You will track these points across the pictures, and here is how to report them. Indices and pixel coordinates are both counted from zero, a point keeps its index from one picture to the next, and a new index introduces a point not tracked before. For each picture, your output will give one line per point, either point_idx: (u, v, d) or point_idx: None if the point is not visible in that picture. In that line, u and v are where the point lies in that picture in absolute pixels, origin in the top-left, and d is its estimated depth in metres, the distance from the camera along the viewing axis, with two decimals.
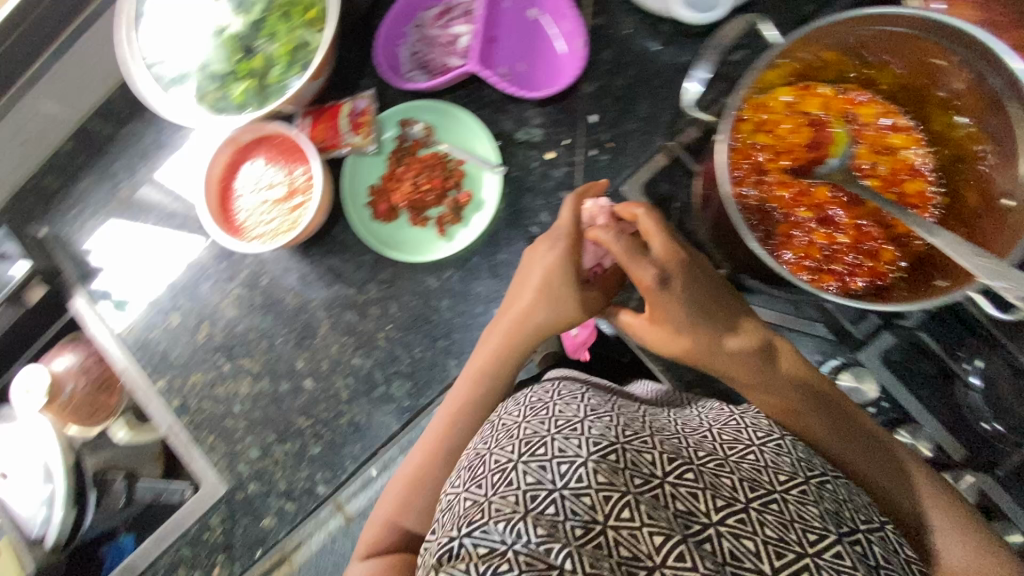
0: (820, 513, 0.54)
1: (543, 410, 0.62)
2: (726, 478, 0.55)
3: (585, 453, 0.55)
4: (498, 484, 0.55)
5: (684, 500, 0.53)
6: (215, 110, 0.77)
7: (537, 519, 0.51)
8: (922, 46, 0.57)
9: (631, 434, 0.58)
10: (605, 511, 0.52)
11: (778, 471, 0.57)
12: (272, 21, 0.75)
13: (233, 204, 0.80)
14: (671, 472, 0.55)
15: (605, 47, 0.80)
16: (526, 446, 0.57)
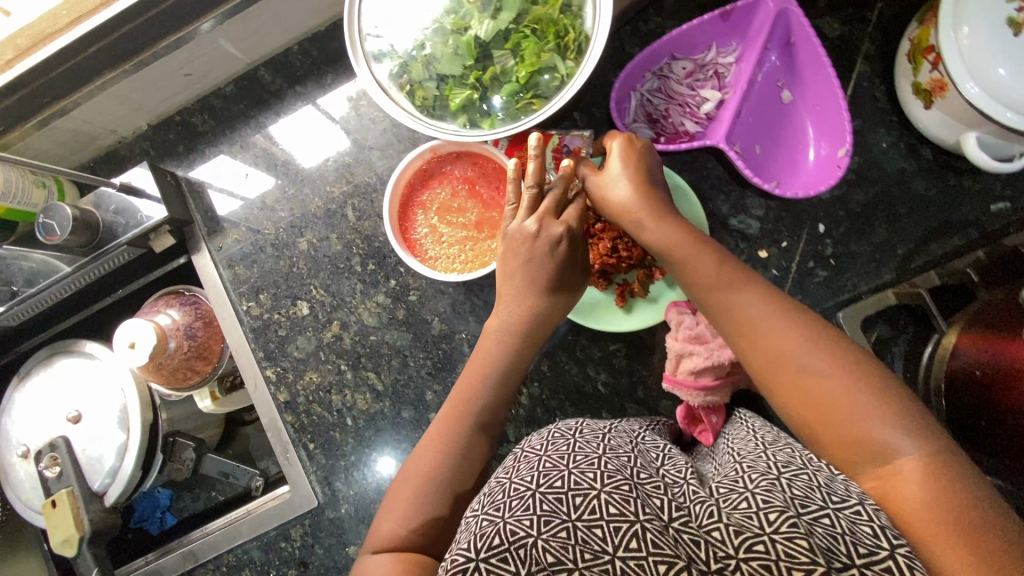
0: (813, 550, 0.44)
1: (565, 443, 0.59)
2: (716, 529, 0.48)
3: (596, 484, 0.52)
4: (515, 508, 0.51)
5: (685, 545, 0.48)
6: (423, 110, 0.70)
7: (545, 544, 0.48)
8: None
9: (644, 477, 0.55)
10: (615, 543, 0.48)
11: (767, 508, 0.48)
12: (522, 35, 0.66)
13: (412, 215, 0.73)
14: (675, 517, 0.50)
15: (853, 155, 0.73)
16: (545, 476, 0.54)
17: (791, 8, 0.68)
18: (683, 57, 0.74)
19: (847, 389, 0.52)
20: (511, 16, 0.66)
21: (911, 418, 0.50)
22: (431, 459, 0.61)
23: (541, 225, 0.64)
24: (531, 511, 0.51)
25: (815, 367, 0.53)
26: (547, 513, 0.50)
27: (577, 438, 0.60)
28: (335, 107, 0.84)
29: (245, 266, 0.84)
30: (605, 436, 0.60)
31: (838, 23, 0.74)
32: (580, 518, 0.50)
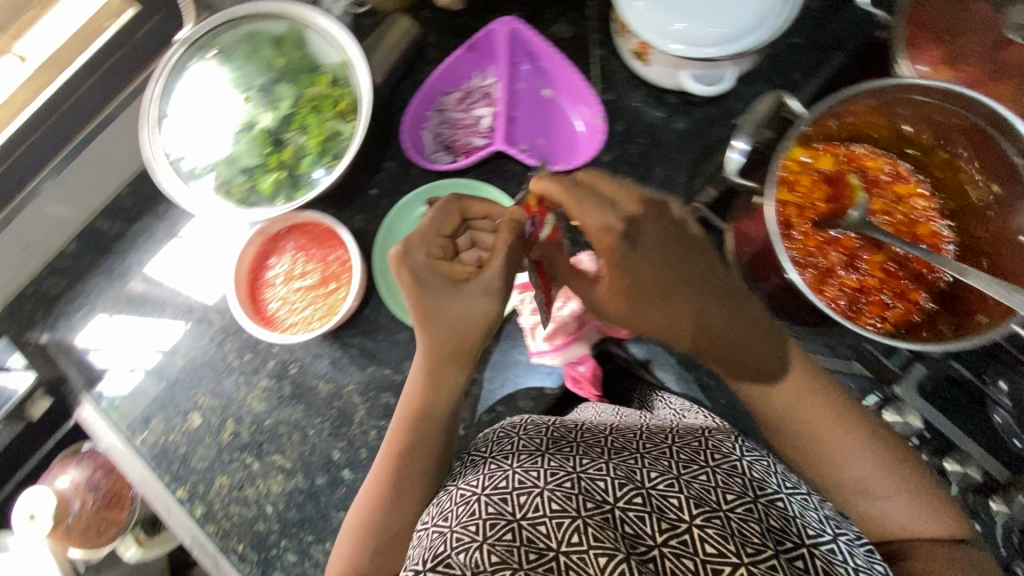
0: (759, 530, 0.55)
1: (507, 443, 0.67)
2: (675, 498, 0.58)
3: (541, 482, 0.60)
4: (461, 515, 0.58)
5: (632, 524, 0.56)
6: (242, 204, 0.77)
7: (490, 547, 0.54)
8: (930, 109, 0.62)
9: (587, 462, 0.62)
10: (558, 537, 0.55)
11: (727, 490, 0.59)
12: (302, 115, 0.77)
13: (263, 295, 0.79)
14: (621, 497, 0.58)
15: (617, 120, 0.86)
16: (490, 480, 0.61)
17: (518, 27, 0.82)
18: (452, 90, 0.86)
19: (872, 464, 0.62)
20: (289, 103, 0.78)
21: (909, 488, 0.61)
22: (375, 484, 0.67)
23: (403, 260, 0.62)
24: (476, 517, 0.57)
25: (852, 459, 0.62)
26: (493, 516, 0.57)
27: (517, 436, 0.67)
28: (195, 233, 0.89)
29: (142, 408, 0.85)
30: (546, 429, 0.68)
31: (567, 26, 0.89)
32: (523, 517, 0.57)
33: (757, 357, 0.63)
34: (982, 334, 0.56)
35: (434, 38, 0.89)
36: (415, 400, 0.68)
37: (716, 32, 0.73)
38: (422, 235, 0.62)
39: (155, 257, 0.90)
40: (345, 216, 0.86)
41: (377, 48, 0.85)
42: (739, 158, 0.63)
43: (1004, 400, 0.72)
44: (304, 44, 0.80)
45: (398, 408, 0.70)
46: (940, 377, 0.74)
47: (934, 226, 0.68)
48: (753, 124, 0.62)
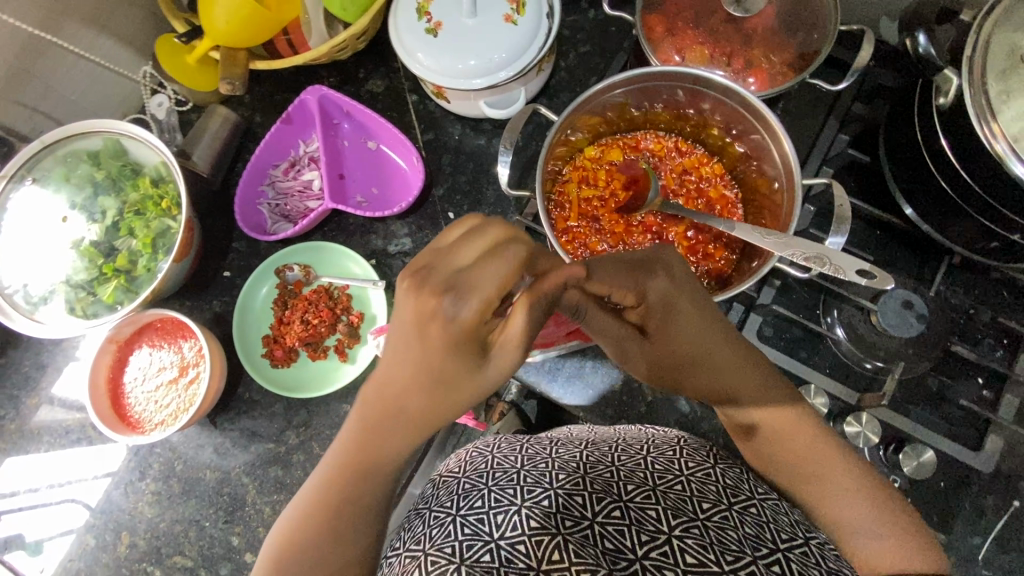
0: (740, 536, 0.51)
1: (482, 462, 0.60)
2: (652, 509, 0.53)
3: (518, 499, 0.54)
4: (435, 537, 0.53)
5: (611, 539, 0.51)
6: (88, 316, 0.79)
7: (468, 569, 0.49)
8: (672, 91, 0.68)
9: (563, 477, 0.56)
10: (538, 556, 0.49)
11: (702, 498, 0.55)
12: (128, 220, 0.80)
13: (127, 400, 0.80)
14: (599, 511, 0.53)
15: (442, 154, 0.91)
16: (464, 499, 0.56)
17: (325, 92, 0.86)
18: (279, 162, 0.90)
19: (866, 502, 0.54)
20: (114, 213, 0.81)
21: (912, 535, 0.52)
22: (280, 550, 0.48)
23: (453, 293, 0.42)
24: (451, 538, 0.52)
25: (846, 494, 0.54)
26: (470, 537, 0.52)
27: (494, 454, 0.61)
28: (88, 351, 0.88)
29: (31, 549, 0.81)
30: (519, 449, 0.61)
31: (379, 80, 0.94)
32: (501, 536, 0.51)
33: (752, 382, 0.58)
34: (757, 274, 0.61)
35: (258, 118, 0.94)
36: (364, 454, 0.48)
37: (500, 58, 0.78)
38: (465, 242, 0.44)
39: (60, 378, 0.88)
40: (203, 303, 0.88)
41: (198, 139, 0.88)
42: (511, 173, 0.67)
43: (836, 330, 0.77)
44: (124, 152, 0.82)
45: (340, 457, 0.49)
46: (775, 321, 0.79)
47: (723, 187, 0.76)
48: (514, 139, 0.67)
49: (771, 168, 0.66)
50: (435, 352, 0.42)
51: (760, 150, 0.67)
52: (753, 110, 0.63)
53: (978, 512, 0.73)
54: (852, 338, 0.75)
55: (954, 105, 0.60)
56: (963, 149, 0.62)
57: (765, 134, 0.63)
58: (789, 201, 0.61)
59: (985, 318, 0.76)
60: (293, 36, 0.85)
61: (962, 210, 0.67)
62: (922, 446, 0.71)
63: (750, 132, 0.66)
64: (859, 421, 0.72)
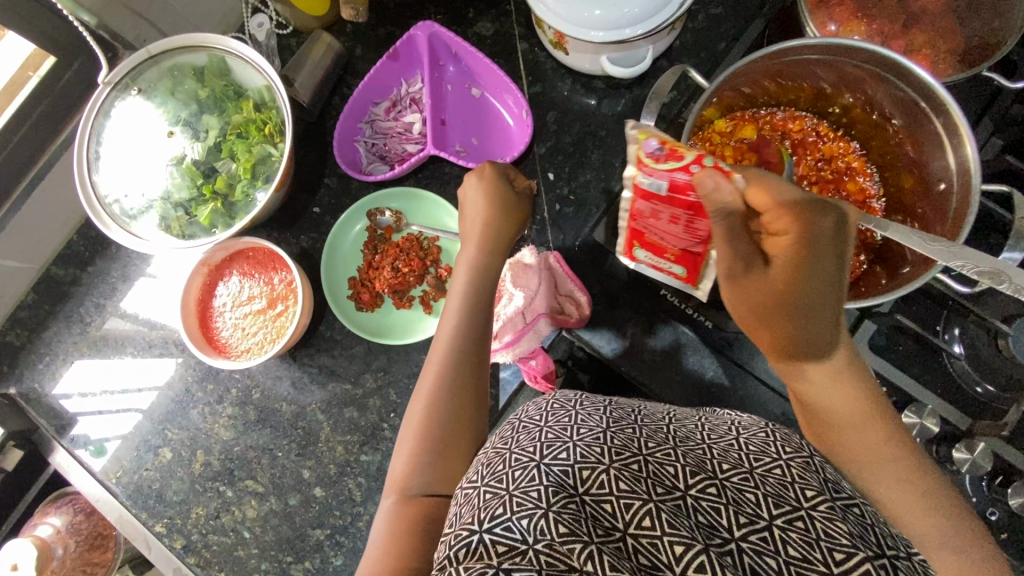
0: (849, 530, 0.45)
1: (564, 414, 0.54)
2: (751, 491, 0.47)
3: (605, 460, 0.48)
4: (517, 479, 0.47)
5: (706, 514, 0.46)
6: (185, 236, 0.79)
7: (557, 516, 0.44)
8: (835, 66, 0.62)
9: (653, 443, 0.51)
10: (625, 519, 0.45)
11: (807, 486, 0.48)
12: (230, 142, 0.78)
13: (214, 325, 0.80)
14: (694, 484, 0.47)
15: (549, 111, 0.87)
16: (548, 447, 0.49)
17: (436, 30, 0.82)
18: (381, 99, 0.86)
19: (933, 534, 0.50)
20: (215, 133, 0.79)
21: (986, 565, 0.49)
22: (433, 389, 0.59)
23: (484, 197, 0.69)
24: (536, 483, 0.46)
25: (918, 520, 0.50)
26: (555, 485, 0.46)
27: (576, 409, 0.54)
28: (163, 268, 0.89)
29: (95, 448, 0.86)
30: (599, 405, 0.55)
31: (489, 22, 0.89)
32: (587, 492, 0.46)
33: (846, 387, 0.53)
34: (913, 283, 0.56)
35: (360, 51, 0.90)
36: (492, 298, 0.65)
37: (632, 12, 0.73)
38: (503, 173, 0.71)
39: (129, 293, 0.89)
40: (290, 236, 0.87)
41: (302, 66, 0.85)
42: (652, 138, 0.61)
43: (954, 346, 0.72)
44: (229, 71, 0.80)
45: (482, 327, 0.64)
46: (890, 330, 0.74)
47: (863, 181, 0.69)
48: (660, 103, 0.62)
49: (932, 165, 0.60)
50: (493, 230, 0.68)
51: (925, 142, 0.60)
52: (927, 97, 0.57)
53: None
54: (971, 358, 0.71)
55: None
56: None
57: (939, 129, 0.58)
58: (962, 204, 0.55)
59: None
60: None
61: None
62: None
63: (917, 121, 0.60)
64: (967, 450, 0.67)
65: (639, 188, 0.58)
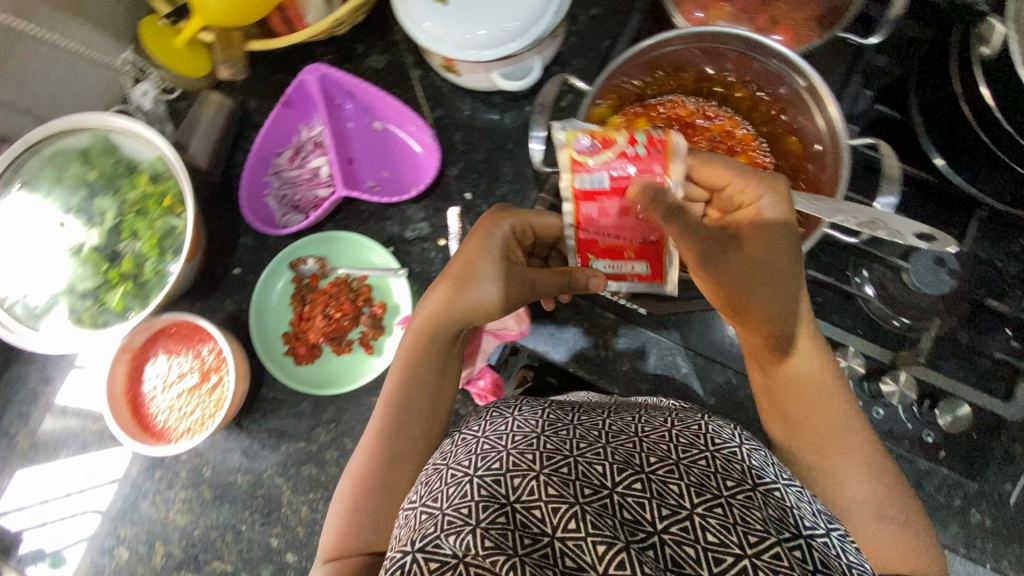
0: (764, 516, 0.49)
1: (502, 426, 0.59)
2: (675, 484, 0.51)
3: (537, 466, 0.53)
4: (452, 497, 0.51)
5: (631, 509, 0.49)
6: (99, 326, 0.74)
7: (485, 531, 0.47)
8: (705, 52, 0.65)
9: (584, 446, 0.56)
10: (553, 522, 0.48)
11: (726, 476, 0.53)
12: (129, 221, 0.75)
13: (149, 411, 0.77)
14: (620, 482, 0.51)
15: (454, 131, 0.87)
16: (481, 460, 0.54)
17: (327, 71, 0.81)
18: (282, 149, 0.85)
19: (870, 490, 0.57)
20: (112, 215, 0.76)
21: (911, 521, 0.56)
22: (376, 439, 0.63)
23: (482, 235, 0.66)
24: (468, 498, 0.50)
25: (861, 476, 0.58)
26: (485, 499, 0.50)
27: (513, 417, 0.61)
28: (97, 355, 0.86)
29: (52, 560, 0.79)
30: (541, 414, 0.61)
31: (380, 55, 0.89)
32: (517, 499, 0.50)
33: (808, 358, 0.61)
34: (806, 242, 0.59)
35: (253, 103, 0.88)
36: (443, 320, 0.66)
37: (513, 27, 0.74)
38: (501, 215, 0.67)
39: (63, 388, 0.85)
40: (215, 303, 0.84)
41: (193, 129, 0.83)
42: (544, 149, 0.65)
43: (866, 289, 0.77)
44: (116, 148, 0.77)
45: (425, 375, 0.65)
46: (807, 284, 0.79)
47: (756, 154, 0.73)
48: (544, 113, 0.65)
49: (810, 128, 0.64)
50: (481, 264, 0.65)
51: (799, 109, 0.64)
52: (791, 68, 0.60)
53: (1009, 459, 0.75)
54: (883, 297, 0.77)
55: (999, 56, 0.58)
56: (1005, 98, 0.59)
57: (807, 97, 0.61)
58: (835, 161, 0.59)
59: (1016, 270, 0.76)
60: (289, 11, 0.79)
61: (997, 164, 0.65)
62: (957, 401, 0.72)
63: (787, 90, 0.63)
64: (893, 381, 0.72)
65: (580, 190, 0.59)
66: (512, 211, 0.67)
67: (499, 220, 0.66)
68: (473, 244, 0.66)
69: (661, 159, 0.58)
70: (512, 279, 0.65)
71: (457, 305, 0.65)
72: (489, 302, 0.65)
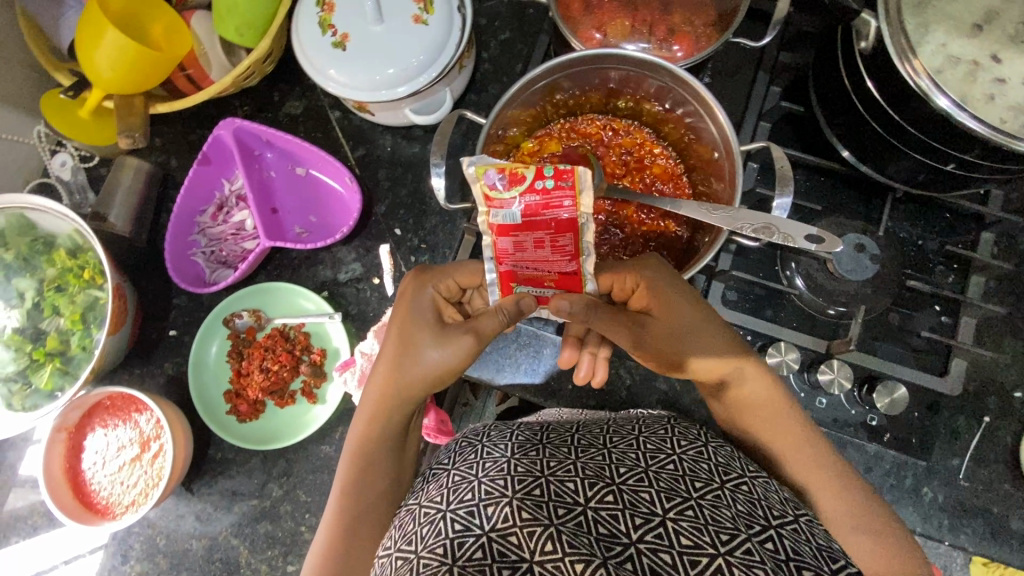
0: (734, 514, 0.47)
1: (472, 452, 0.55)
2: (645, 491, 0.48)
3: (509, 491, 0.48)
4: (426, 537, 0.47)
5: (606, 524, 0.46)
6: (28, 408, 0.73)
7: (462, 569, 0.43)
8: (600, 73, 0.66)
9: (555, 463, 0.51)
10: (530, 547, 0.44)
11: (695, 477, 0.50)
12: (50, 299, 0.75)
13: (91, 487, 0.76)
14: (593, 496, 0.48)
15: (378, 168, 0.87)
16: (454, 492, 0.50)
17: (241, 124, 0.81)
18: (206, 206, 0.85)
19: (836, 494, 0.54)
20: (33, 294, 0.75)
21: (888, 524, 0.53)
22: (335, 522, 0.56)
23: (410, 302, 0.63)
24: (443, 536, 0.46)
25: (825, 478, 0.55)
26: (461, 533, 0.46)
27: (482, 442, 0.56)
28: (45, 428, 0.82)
29: None
30: (508, 435, 0.57)
31: (296, 101, 0.89)
32: (493, 528, 0.45)
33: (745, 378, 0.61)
34: (710, 248, 0.64)
35: (175, 162, 0.87)
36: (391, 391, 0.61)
37: (418, 61, 0.73)
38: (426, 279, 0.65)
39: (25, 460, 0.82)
40: (153, 368, 0.83)
41: (112, 197, 0.81)
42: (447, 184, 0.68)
43: (796, 282, 0.76)
44: (31, 226, 0.74)
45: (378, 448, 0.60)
46: (737, 285, 0.79)
47: (665, 161, 0.76)
48: (444, 149, 0.67)
49: (707, 137, 0.66)
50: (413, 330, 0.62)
51: (694, 119, 0.66)
52: (679, 82, 0.63)
53: (954, 433, 0.76)
54: (812, 288, 0.74)
55: (875, 48, 0.60)
56: (892, 96, 0.61)
57: (699, 108, 0.64)
58: (730, 171, 0.64)
59: (934, 247, 0.78)
60: (192, 71, 0.81)
61: (899, 149, 0.67)
62: (894, 383, 0.72)
63: (681, 103, 0.66)
64: (828, 369, 0.73)
65: (495, 224, 0.59)
66: (436, 271, 0.65)
67: (424, 284, 0.64)
68: (404, 316, 0.63)
69: (571, 193, 0.57)
70: (458, 337, 0.60)
71: (409, 377, 0.60)
72: (442, 366, 0.60)
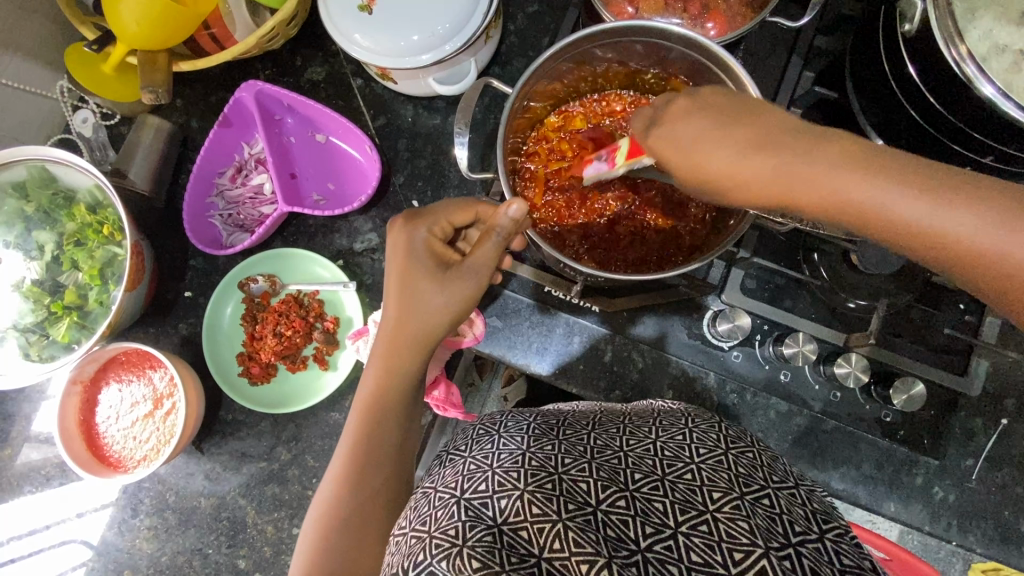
0: (750, 527, 0.45)
1: (488, 442, 0.54)
2: (658, 500, 0.48)
3: (522, 484, 0.48)
4: (439, 519, 0.46)
5: (615, 527, 0.46)
6: (45, 359, 0.74)
7: (470, 550, 0.43)
8: (629, 47, 0.65)
9: (570, 461, 0.51)
10: (540, 543, 0.44)
11: (713, 487, 0.49)
12: (68, 253, 0.75)
13: (104, 441, 0.77)
14: (604, 499, 0.47)
15: (398, 139, 0.86)
16: (469, 481, 0.50)
17: (262, 87, 0.79)
18: (224, 168, 0.84)
19: None
20: (52, 247, 0.75)
21: None
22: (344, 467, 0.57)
23: (411, 240, 0.60)
24: (455, 519, 0.46)
25: None
26: (472, 519, 0.46)
27: (498, 432, 0.55)
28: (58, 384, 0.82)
29: None
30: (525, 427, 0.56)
31: (319, 67, 0.88)
32: (504, 521, 0.45)
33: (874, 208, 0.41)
34: (736, 232, 0.61)
35: (195, 124, 0.87)
36: (395, 332, 0.59)
37: (445, 29, 0.72)
38: (417, 220, 0.61)
39: (38, 414, 0.83)
40: (167, 327, 0.83)
41: (132, 155, 0.81)
42: (469, 155, 0.67)
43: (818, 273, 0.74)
44: (53, 179, 0.74)
45: (386, 390, 0.60)
46: (757, 273, 0.77)
47: None
48: (467, 117, 0.66)
49: None
50: (416, 275, 0.59)
51: None
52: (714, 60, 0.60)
53: (968, 435, 0.75)
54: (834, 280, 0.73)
55: (919, 31, 0.58)
56: (934, 83, 0.59)
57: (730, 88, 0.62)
58: None
59: None
60: (216, 30, 0.80)
61: (936, 141, 0.65)
62: (913, 379, 0.71)
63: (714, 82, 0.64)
64: (847, 362, 0.72)
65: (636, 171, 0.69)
66: (427, 214, 0.61)
67: (415, 226, 0.60)
68: (399, 261, 0.60)
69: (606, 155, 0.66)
70: (456, 281, 0.58)
71: (410, 318, 0.59)
72: (442, 303, 0.58)
